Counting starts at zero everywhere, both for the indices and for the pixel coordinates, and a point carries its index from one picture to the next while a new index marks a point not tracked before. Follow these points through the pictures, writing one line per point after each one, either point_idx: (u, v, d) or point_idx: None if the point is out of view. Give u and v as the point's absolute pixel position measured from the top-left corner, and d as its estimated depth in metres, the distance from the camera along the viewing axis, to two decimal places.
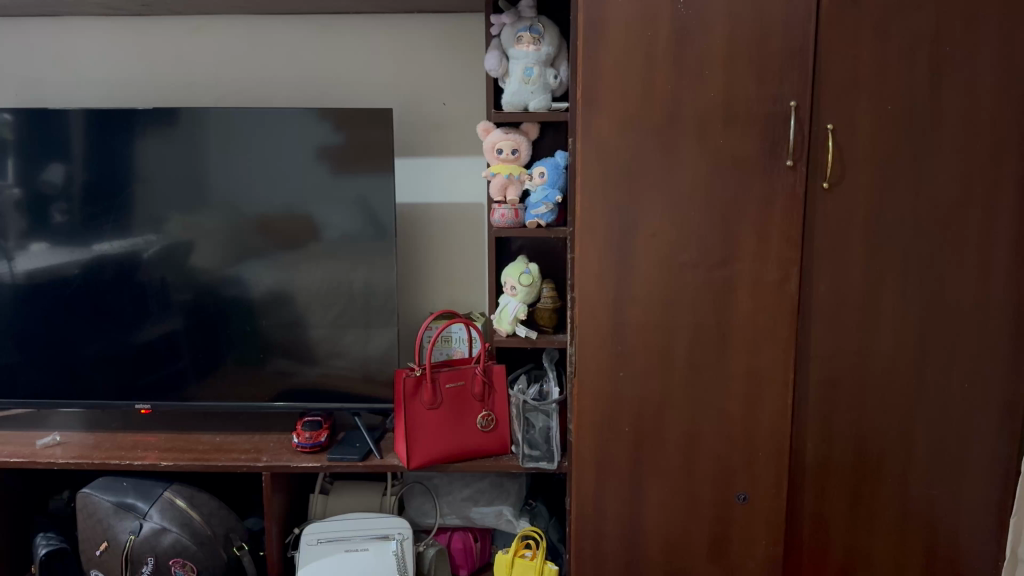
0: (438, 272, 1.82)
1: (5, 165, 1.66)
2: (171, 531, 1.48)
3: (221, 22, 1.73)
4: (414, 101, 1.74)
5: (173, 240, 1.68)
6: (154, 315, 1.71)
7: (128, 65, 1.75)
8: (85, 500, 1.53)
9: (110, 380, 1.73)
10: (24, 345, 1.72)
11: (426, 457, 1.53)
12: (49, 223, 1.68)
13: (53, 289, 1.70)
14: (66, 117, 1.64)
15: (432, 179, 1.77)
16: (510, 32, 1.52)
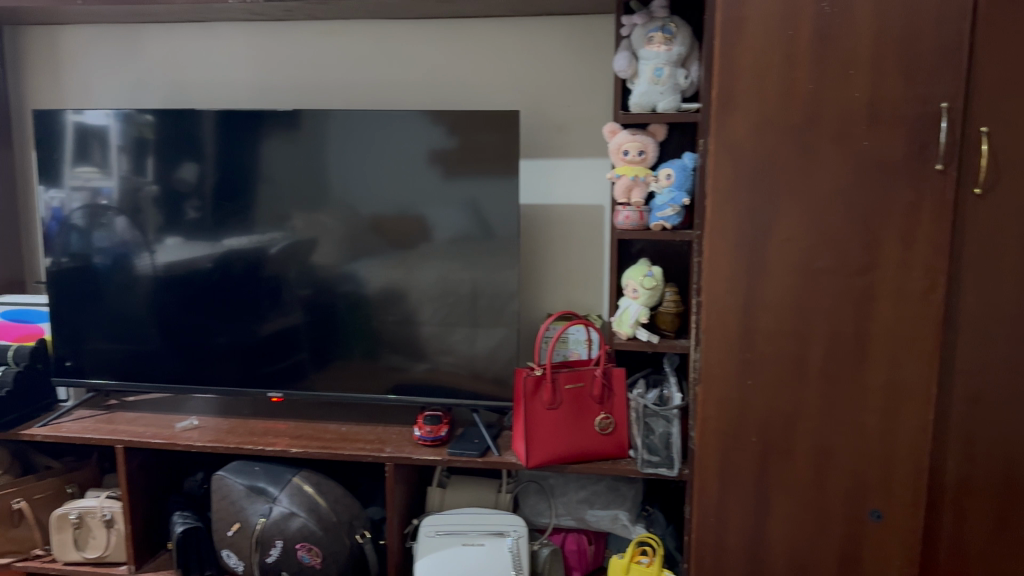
0: (558, 273, 1.82)
1: (144, 163, 1.76)
2: (299, 516, 1.54)
3: (355, 27, 1.78)
4: (540, 103, 1.75)
5: (298, 237, 1.74)
6: (278, 309, 1.78)
7: (267, 68, 1.82)
8: (220, 482, 1.60)
9: (240, 368, 1.81)
10: (160, 334, 1.82)
11: (543, 457, 1.52)
12: (183, 219, 1.77)
13: (188, 282, 1.79)
14: (199, 118, 1.72)
15: (555, 180, 1.77)
16: (641, 32, 1.51)
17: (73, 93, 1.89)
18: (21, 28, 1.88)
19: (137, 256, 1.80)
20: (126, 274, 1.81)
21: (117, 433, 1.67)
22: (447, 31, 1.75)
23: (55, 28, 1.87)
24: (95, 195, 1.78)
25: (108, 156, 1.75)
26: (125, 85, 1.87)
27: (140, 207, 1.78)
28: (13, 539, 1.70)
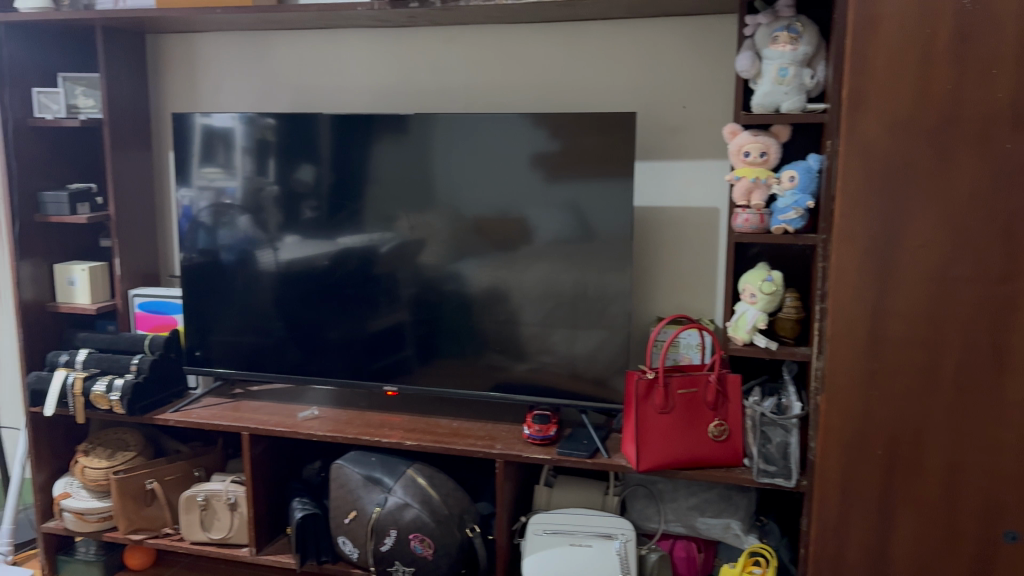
0: (671, 276, 1.80)
1: (266, 164, 1.83)
2: (413, 507, 1.57)
3: (473, 31, 1.81)
4: (656, 105, 1.74)
5: (405, 238, 1.79)
6: (388, 306, 1.82)
7: (388, 72, 1.88)
8: (339, 471, 1.66)
9: (355, 362, 1.87)
10: (279, 327, 1.90)
11: (655, 462, 1.50)
12: (300, 218, 1.83)
13: (306, 278, 1.86)
14: (316, 122, 1.79)
15: (670, 182, 1.76)
16: (766, 32, 1.48)
17: (206, 97, 1.99)
18: (161, 37, 1.99)
19: (261, 252, 1.87)
20: (250, 270, 1.89)
21: (243, 420, 1.75)
22: (563, 34, 1.76)
23: (191, 37, 1.97)
24: (220, 195, 1.87)
25: (233, 156, 1.84)
26: (254, 90, 1.96)
27: (261, 207, 1.85)
28: (147, 517, 1.80)
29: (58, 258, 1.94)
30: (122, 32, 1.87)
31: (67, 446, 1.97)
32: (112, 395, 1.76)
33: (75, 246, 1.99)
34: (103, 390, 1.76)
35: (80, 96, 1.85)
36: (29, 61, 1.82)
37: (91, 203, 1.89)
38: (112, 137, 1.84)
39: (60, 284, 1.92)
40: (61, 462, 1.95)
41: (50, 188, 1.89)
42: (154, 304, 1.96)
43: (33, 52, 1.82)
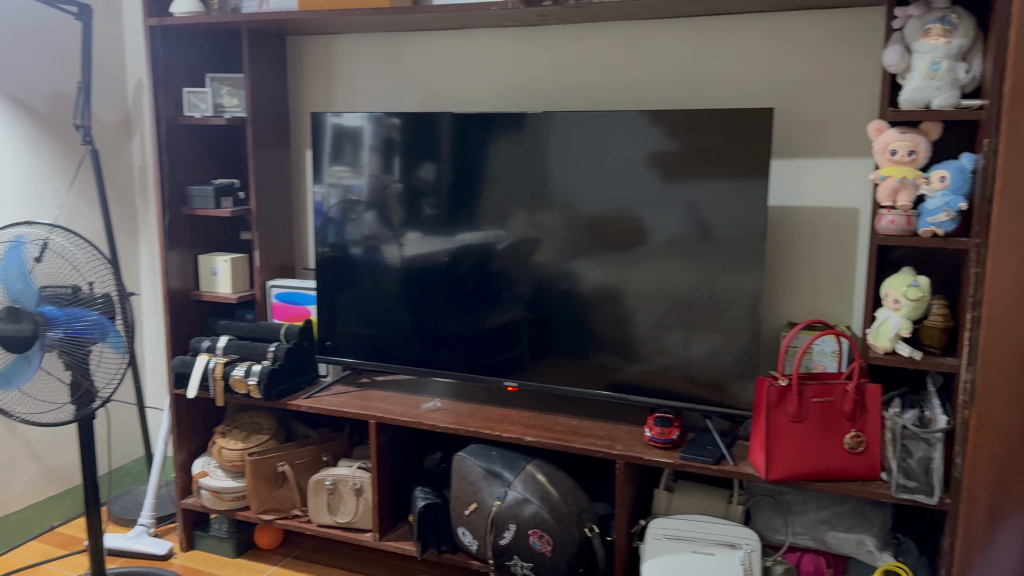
0: (804, 279, 1.73)
1: (391, 162, 1.88)
2: (532, 502, 1.58)
3: (604, 28, 1.80)
4: (793, 101, 1.68)
5: (520, 236, 1.79)
6: (507, 303, 1.84)
7: (517, 71, 1.89)
8: (460, 463, 1.69)
9: (475, 357, 1.89)
10: (401, 321, 1.94)
11: (785, 471, 1.45)
12: (420, 215, 1.87)
13: (429, 274, 1.89)
14: (437, 121, 1.82)
15: (805, 181, 1.70)
16: (917, 25, 1.40)
17: (340, 97, 2.07)
18: (300, 39, 2.07)
19: (386, 248, 1.92)
20: (375, 265, 1.94)
21: (370, 409, 1.80)
22: (697, 30, 1.73)
23: (328, 39, 2.05)
24: (348, 192, 1.94)
25: (361, 155, 1.90)
26: (387, 91, 2.02)
27: (384, 203, 1.90)
28: (277, 499, 1.88)
29: (202, 249, 2.06)
30: (265, 34, 1.96)
31: (206, 427, 2.08)
32: (250, 380, 1.85)
33: (217, 239, 2.11)
34: (242, 375, 1.86)
35: (225, 96, 1.94)
36: (183, 64, 1.93)
37: (234, 198, 1.99)
38: (255, 136, 1.93)
39: (204, 275, 2.03)
40: (200, 442, 2.06)
41: (196, 183, 2.00)
42: (289, 295, 2.04)
43: (186, 55, 1.93)
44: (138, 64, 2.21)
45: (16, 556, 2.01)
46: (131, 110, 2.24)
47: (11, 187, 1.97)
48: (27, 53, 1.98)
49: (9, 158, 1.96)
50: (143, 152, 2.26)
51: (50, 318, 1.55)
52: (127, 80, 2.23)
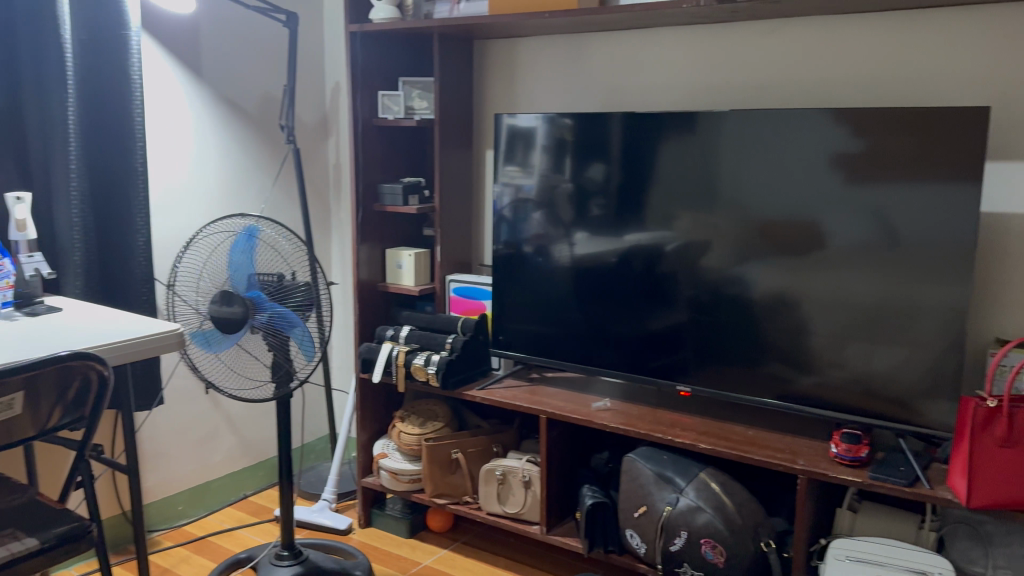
0: (1015, 291, 1.60)
1: (562, 161, 1.90)
2: (706, 511, 1.55)
3: (797, 24, 1.74)
4: (1009, 99, 1.55)
5: (688, 238, 1.76)
6: (674, 305, 1.81)
7: (703, 71, 1.86)
8: (631, 465, 1.68)
9: (644, 359, 1.87)
10: (571, 319, 1.95)
11: (991, 499, 1.34)
12: (588, 215, 1.89)
13: (598, 274, 1.90)
14: (608, 121, 1.82)
15: (1020, 185, 1.56)
16: None
17: (523, 97, 2.12)
18: (486, 43, 2.14)
19: (557, 247, 1.94)
20: (545, 263, 1.97)
21: (542, 403, 1.83)
22: (900, 24, 1.63)
23: (513, 41, 2.10)
24: (519, 191, 1.98)
25: (532, 154, 1.94)
26: (569, 92, 2.05)
27: (553, 202, 1.93)
28: (451, 484, 1.96)
29: (388, 243, 2.17)
30: (455, 38, 2.04)
31: (386, 412, 2.19)
32: (429, 368, 1.93)
33: (402, 234, 2.21)
34: (422, 363, 1.95)
35: (416, 98, 2.04)
36: (379, 67, 2.04)
37: (419, 196, 2.09)
38: (442, 136, 2.02)
39: (390, 268, 2.15)
40: (380, 426, 2.18)
41: (386, 180, 2.12)
42: (467, 290, 2.12)
43: (382, 59, 2.04)
44: (336, 69, 2.36)
45: (216, 520, 2.20)
46: (328, 112, 2.40)
47: (224, 182, 2.16)
48: (242, 59, 2.17)
49: (225, 156, 2.15)
50: (337, 151, 2.41)
51: (256, 302, 1.68)
52: (325, 84, 2.39)
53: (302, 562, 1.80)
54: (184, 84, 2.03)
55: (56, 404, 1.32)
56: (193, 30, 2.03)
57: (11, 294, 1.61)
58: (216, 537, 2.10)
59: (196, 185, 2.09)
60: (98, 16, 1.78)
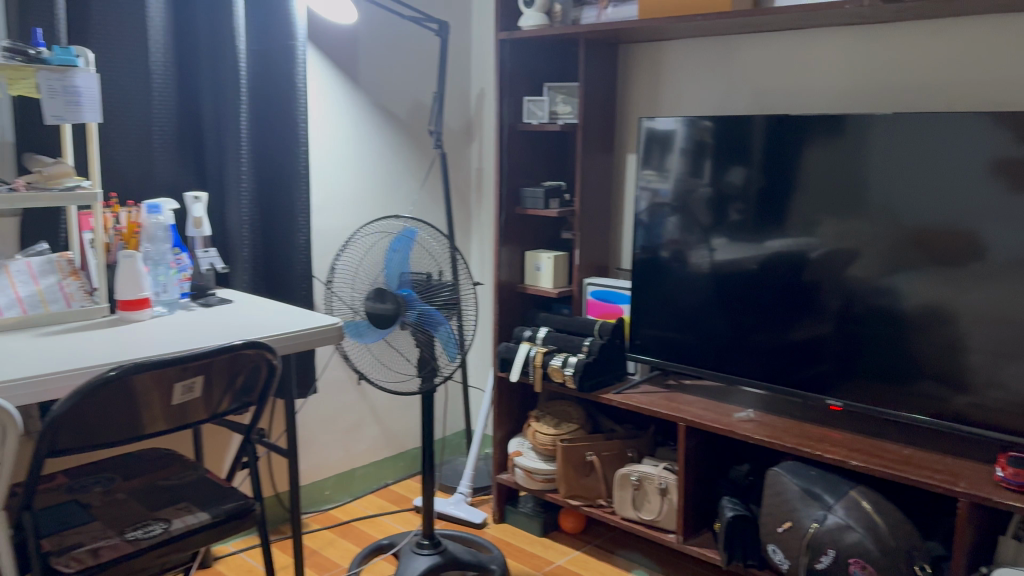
0: None
1: (702, 165, 1.88)
2: (856, 530, 1.50)
3: (965, 22, 1.64)
4: None
5: (834, 245, 1.70)
6: (818, 315, 1.75)
7: (859, 74, 1.79)
8: (775, 478, 1.65)
9: (788, 369, 1.81)
10: (711, 327, 1.92)
11: None
12: (726, 220, 1.85)
13: (738, 281, 1.86)
14: (750, 124, 1.79)
15: None
16: None
17: (667, 102, 2.11)
18: (631, 46, 2.14)
19: (695, 252, 1.92)
20: (683, 269, 1.94)
21: (681, 410, 1.82)
22: None
23: (659, 46, 2.09)
24: (656, 196, 1.97)
25: (670, 158, 1.92)
26: (715, 96, 2.02)
27: (691, 206, 1.91)
28: (585, 486, 1.97)
29: (529, 245, 2.21)
30: (601, 43, 2.05)
31: (521, 412, 2.23)
32: (566, 370, 1.95)
33: (542, 237, 2.25)
34: (559, 364, 1.97)
35: (560, 103, 2.07)
36: (526, 73, 2.08)
37: (560, 199, 2.12)
38: (585, 141, 2.03)
39: (529, 270, 2.18)
40: (515, 424, 2.22)
41: (528, 184, 2.16)
42: (605, 293, 2.11)
43: (529, 65, 2.08)
44: (482, 75, 2.43)
45: (359, 506, 2.31)
46: (473, 116, 2.47)
47: (376, 185, 2.27)
48: (394, 67, 2.27)
49: (378, 161, 2.26)
50: (480, 156, 2.47)
51: (406, 299, 1.77)
52: (471, 89, 2.46)
53: (441, 552, 1.86)
54: (343, 92, 2.14)
55: (227, 389, 1.44)
56: (353, 42, 2.14)
57: (188, 286, 1.76)
58: (360, 523, 2.20)
59: (350, 188, 2.21)
60: (269, 28, 1.91)
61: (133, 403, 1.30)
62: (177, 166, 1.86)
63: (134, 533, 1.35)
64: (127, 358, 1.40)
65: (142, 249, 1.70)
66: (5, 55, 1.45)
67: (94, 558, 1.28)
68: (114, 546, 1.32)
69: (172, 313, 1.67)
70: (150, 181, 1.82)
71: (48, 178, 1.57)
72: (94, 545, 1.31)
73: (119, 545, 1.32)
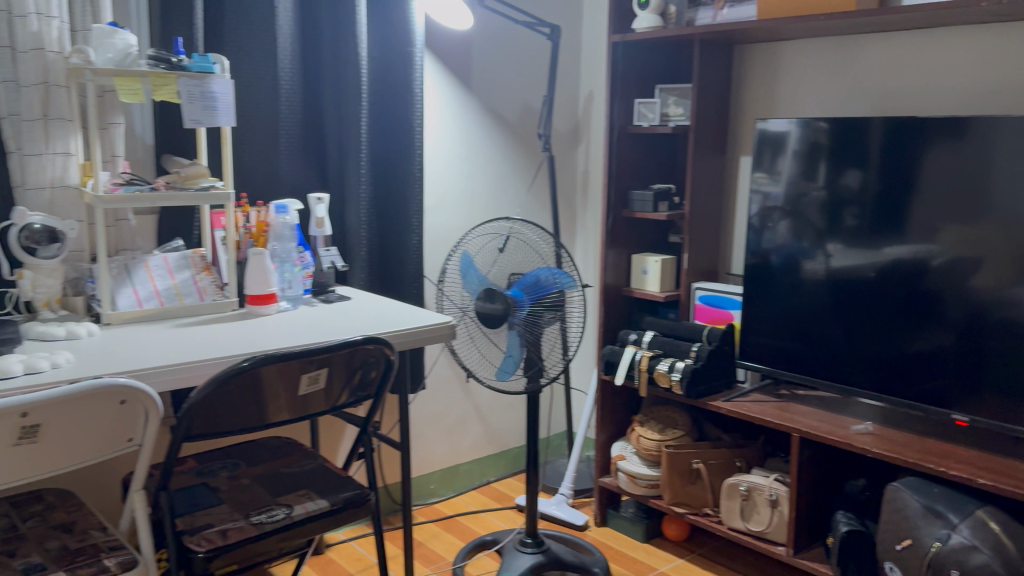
0: None
1: (816, 167, 1.82)
2: (981, 551, 1.42)
3: None
4: None
5: (961, 253, 1.62)
6: (941, 325, 1.66)
7: (993, 73, 1.70)
8: (895, 494, 1.58)
9: (907, 381, 1.72)
10: (825, 335, 1.85)
11: None
12: (841, 225, 1.79)
13: (854, 289, 1.79)
14: (868, 125, 1.72)
15: None
16: None
17: (784, 105, 2.05)
18: (747, 47, 2.10)
19: (808, 257, 1.86)
20: (795, 275, 1.89)
21: (793, 421, 1.77)
22: None
23: (776, 46, 2.05)
24: (767, 199, 1.92)
25: (782, 160, 1.88)
26: (835, 98, 1.96)
27: (804, 210, 1.85)
28: (690, 494, 1.94)
29: (636, 248, 2.20)
30: (716, 45, 2.02)
31: (625, 415, 2.22)
32: (673, 375, 1.93)
33: (649, 240, 2.23)
34: (665, 369, 1.95)
35: (672, 105, 2.05)
36: (637, 75, 2.07)
37: (670, 202, 2.10)
38: (697, 144, 2.01)
39: (635, 273, 2.17)
40: (619, 427, 2.21)
41: (636, 187, 2.14)
42: (713, 298, 2.07)
43: (641, 67, 2.07)
44: (591, 78, 2.43)
45: (463, 501, 2.35)
46: (581, 118, 2.48)
47: (484, 187, 2.31)
48: (506, 71, 2.30)
49: (486, 163, 2.30)
50: (587, 158, 2.47)
51: (516, 300, 1.79)
52: (580, 91, 2.47)
53: (544, 552, 1.87)
54: (455, 95, 2.19)
55: (346, 385, 1.50)
56: (466, 46, 2.19)
57: (310, 282, 1.84)
58: (463, 517, 2.24)
59: (459, 189, 2.26)
60: (390, 36, 1.98)
61: (260, 396, 1.37)
62: (302, 167, 1.94)
63: (259, 517, 1.45)
64: (253, 350, 1.47)
65: (270, 247, 1.80)
66: (151, 63, 1.57)
67: (223, 538, 1.38)
68: (241, 528, 1.42)
69: (295, 308, 1.77)
70: (277, 183, 1.90)
71: (185, 179, 1.67)
72: (223, 527, 1.41)
73: (245, 528, 1.41)
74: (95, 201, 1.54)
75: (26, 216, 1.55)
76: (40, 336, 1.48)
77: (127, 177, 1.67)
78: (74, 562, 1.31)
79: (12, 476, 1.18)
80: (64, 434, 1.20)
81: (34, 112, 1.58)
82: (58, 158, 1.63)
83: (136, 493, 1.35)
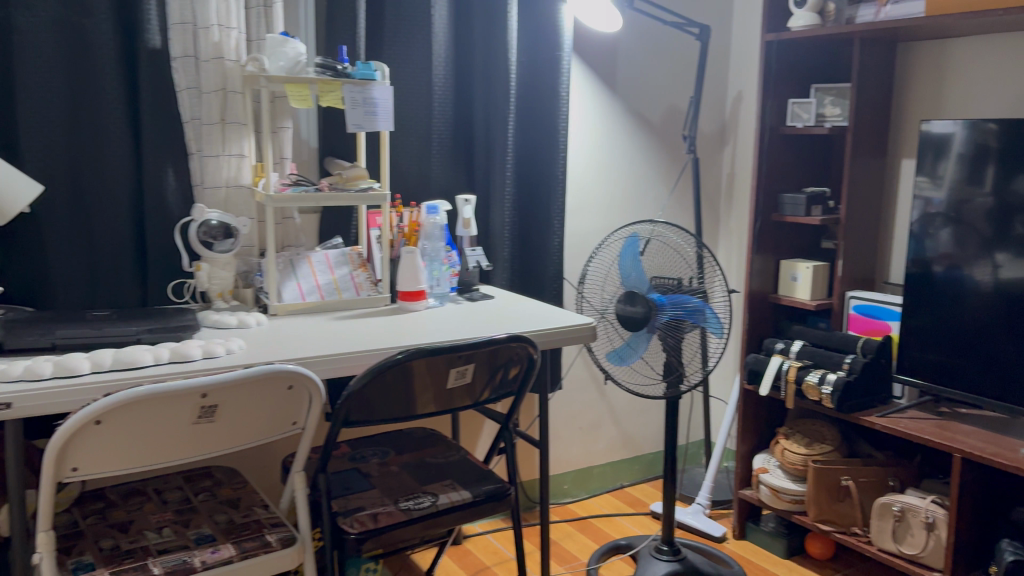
0: None
1: (985, 172, 1.70)
2: None
3: None
4: None
5: None
6: None
7: None
8: None
9: None
10: (990, 351, 1.72)
11: None
12: (1010, 234, 1.66)
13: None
14: None
15: None
16: None
17: (952, 104, 1.93)
18: (913, 44, 1.99)
19: (972, 268, 1.74)
20: (956, 286, 1.77)
21: (953, 440, 1.65)
22: None
23: (944, 42, 1.93)
24: (928, 205, 1.82)
25: (946, 164, 1.77)
26: (1010, 97, 1.82)
27: (969, 218, 1.74)
28: (838, 512, 1.86)
29: (784, 254, 2.13)
30: (878, 43, 1.93)
31: (768, 427, 2.15)
32: (823, 388, 1.86)
33: (799, 245, 2.15)
34: (815, 381, 1.88)
35: (829, 105, 1.98)
36: (791, 74, 2.01)
37: (823, 206, 2.02)
38: (855, 145, 1.92)
39: (784, 279, 2.10)
40: (761, 438, 2.15)
41: (786, 190, 2.08)
42: (869, 308, 1.98)
43: (794, 67, 2.01)
44: (740, 77, 2.38)
45: (596, 503, 2.36)
46: (728, 120, 2.42)
47: (628, 189, 2.31)
48: (653, 72, 2.28)
49: (629, 164, 2.30)
50: (733, 160, 2.42)
51: (657, 304, 1.75)
52: (727, 92, 2.41)
53: (680, 560, 1.84)
54: (600, 97, 2.20)
55: (488, 381, 1.53)
56: (613, 49, 2.20)
57: (456, 281, 1.91)
58: (597, 520, 2.24)
59: (600, 191, 2.27)
60: (538, 41, 2.02)
61: (407, 389, 1.43)
62: (451, 170, 2.01)
63: (407, 504, 1.51)
64: (404, 344, 1.54)
65: (421, 246, 1.86)
66: (319, 70, 1.67)
67: (374, 522, 1.45)
68: (391, 513, 1.48)
69: (442, 305, 1.84)
70: (427, 184, 1.98)
71: (346, 180, 1.75)
72: (373, 511, 1.48)
73: (394, 513, 1.48)
74: (267, 200, 1.65)
75: (204, 213, 1.67)
76: (215, 324, 1.61)
77: (293, 178, 1.77)
78: (241, 535, 1.41)
79: (190, 453, 1.28)
80: (237, 416, 1.29)
81: (213, 117, 1.71)
82: (233, 159, 1.76)
83: (296, 473, 1.44)
